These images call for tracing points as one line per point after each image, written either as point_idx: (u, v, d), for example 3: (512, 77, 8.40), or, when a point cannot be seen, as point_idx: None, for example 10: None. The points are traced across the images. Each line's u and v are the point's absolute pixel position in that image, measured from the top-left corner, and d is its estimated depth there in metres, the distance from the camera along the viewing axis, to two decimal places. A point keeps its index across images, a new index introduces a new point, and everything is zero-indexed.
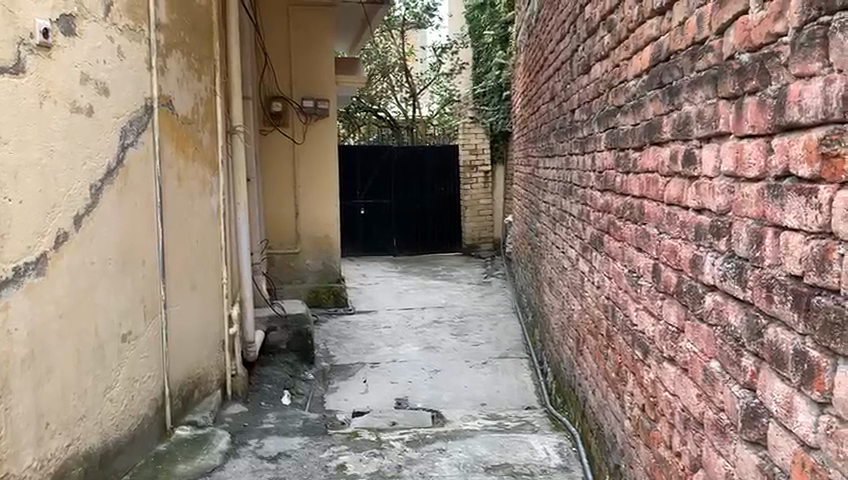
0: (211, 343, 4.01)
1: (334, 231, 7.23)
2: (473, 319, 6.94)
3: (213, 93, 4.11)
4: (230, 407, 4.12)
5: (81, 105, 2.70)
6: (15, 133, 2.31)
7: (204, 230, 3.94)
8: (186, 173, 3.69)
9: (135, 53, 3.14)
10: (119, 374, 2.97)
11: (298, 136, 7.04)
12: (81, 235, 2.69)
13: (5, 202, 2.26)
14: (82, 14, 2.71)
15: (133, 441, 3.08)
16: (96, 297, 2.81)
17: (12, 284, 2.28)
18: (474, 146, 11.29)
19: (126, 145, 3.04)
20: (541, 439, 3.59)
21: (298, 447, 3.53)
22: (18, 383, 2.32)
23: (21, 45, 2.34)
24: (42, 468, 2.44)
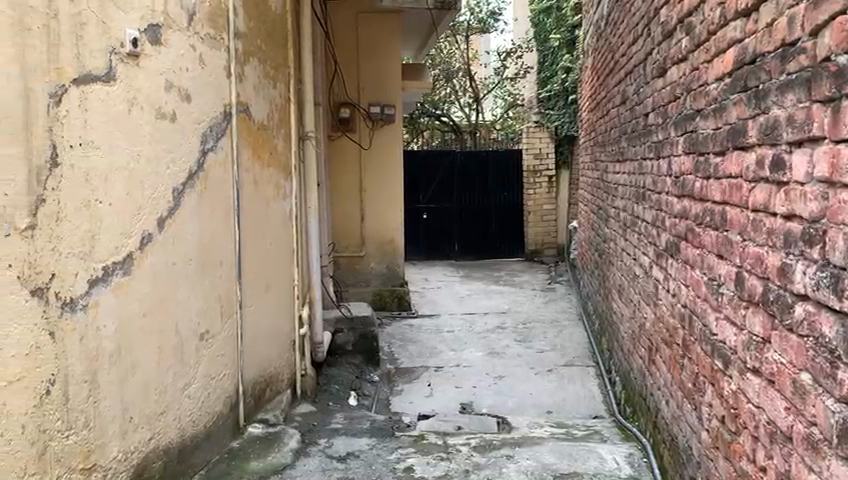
0: (282, 344, 4.10)
1: (399, 235, 7.28)
2: (538, 326, 6.88)
3: (288, 99, 4.21)
4: (299, 406, 4.20)
5: (166, 111, 2.81)
6: (106, 138, 2.42)
7: (277, 234, 4.03)
8: (261, 177, 3.78)
9: (216, 61, 3.24)
10: (197, 371, 3.07)
11: (364, 141, 7.12)
12: (164, 237, 2.79)
13: (97, 204, 2.38)
14: (167, 24, 2.81)
15: (208, 437, 3.17)
16: (177, 296, 2.91)
17: (101, 282, 2.40)
18: (539, 150, 11.19)
19: (206, 149, 3.14)
20: (610, 449, 3.53)
21: (366, 448, 3.56)
22: (106, 378, 2.43)
23: (112, 54, 2.45)
24: (126, 460, 2.55)
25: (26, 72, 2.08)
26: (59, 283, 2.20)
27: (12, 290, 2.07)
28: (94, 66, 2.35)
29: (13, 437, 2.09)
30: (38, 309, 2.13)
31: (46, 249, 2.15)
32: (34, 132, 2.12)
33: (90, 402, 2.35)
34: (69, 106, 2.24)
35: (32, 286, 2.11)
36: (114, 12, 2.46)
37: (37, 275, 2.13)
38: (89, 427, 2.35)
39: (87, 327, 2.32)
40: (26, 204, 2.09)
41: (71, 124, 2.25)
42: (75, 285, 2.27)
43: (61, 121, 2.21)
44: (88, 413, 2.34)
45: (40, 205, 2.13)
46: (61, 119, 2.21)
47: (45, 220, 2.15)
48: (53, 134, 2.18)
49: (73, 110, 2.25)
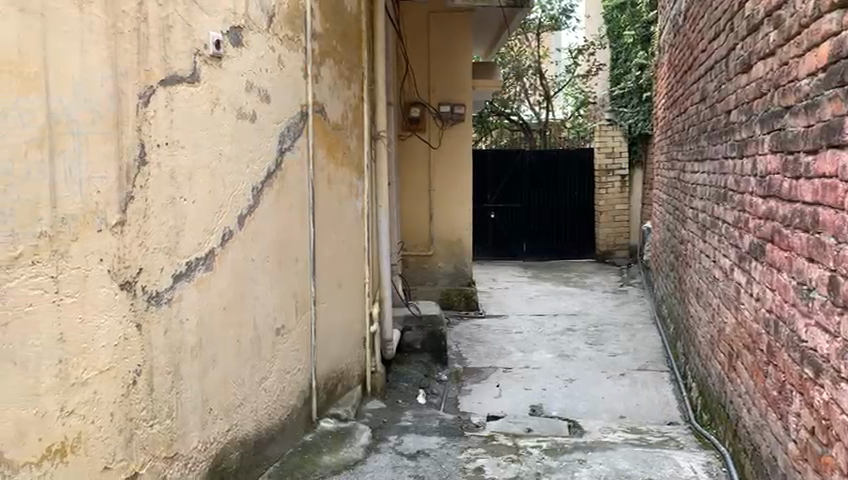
0: (353, 341, 4.16)
1: (467, 235, 7.25)
2: (609, 328, 6.75)
3: (361, 99, 4.26)
4: (369, 403, 4.25)
5: (246, 112, 2.88)
6: (191, 137, 2.50)
7: (350, 232, 4.08)
8: (335, 176, 3.84)
9: (294, 62, 3.31)
10: (273, 365, 3.15)
11: (434, 140, 7.14)
12: (243, 233, 2.87)
13: (182, 202, 2.46)
14: (248, 26, 2.89)
15: (282, 431, 3.24)
16: (255, 292, 2.98)
17: (184, 277, 2.49)
18: (611, 149, 10.93)
19: (284, 149, 3.21)
20: (687, 457, 3.42)
21: (436, 446, 3.57)
22: (188, 369, 2.52)
23: (196, 56, 2.53)
24: (205, 450, 2.64)
25: (118, 74, 2.13)
26: (145, 277, 2.28)
27: (105, 283, 2.09)
28: (180, 68, 2.44)
29: (103, 425, 2.10)
30: (126, 302, 2.19)
31: (135, 244, 2.22)
32: (125, 134, 2.18)
33: (173, 393, 2.44)
34: (157, 106, 2.32)
35: (122, 280, 2.16)
36: (199, 16, 2.54)
37: (125, 270, 2.18)
38: (172, 417, 2.44)
39: (170, 320, 2.41)
40: (116, 202, 2.14)
41: (158, 124, 2.33)
42: (160, 279, 2.35)
43: (149, 121, 2.29)
44: (171, 403, 2.43)
45: (129, 202, 2.20)
46: (149, 119, 2.29)
47: (134, 215, 2.22)
48: (141, 134, 2.25)
49: (160, 109, 2.34)
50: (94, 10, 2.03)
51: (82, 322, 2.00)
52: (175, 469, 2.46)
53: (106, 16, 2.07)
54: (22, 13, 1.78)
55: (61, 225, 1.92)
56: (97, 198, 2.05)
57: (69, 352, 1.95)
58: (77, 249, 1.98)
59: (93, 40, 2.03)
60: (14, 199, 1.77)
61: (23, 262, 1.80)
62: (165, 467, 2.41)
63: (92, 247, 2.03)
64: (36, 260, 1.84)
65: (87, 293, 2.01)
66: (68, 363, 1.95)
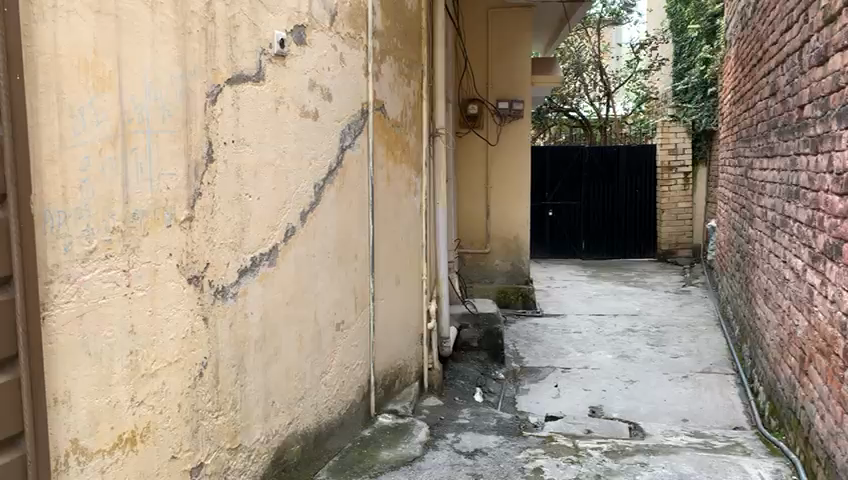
0: (411, 337, 4.17)
1: (525, 233, 7.18)
2: (672, 329, 6.59)
3: (421, 96, 4.26)
4: (427, 399, 4.26)
5: (309, 110, 2.92)
6: (255, 135, 2.55)
7: (408, 228, 4.09)
8: (394, 173, 3.86)
9: (355, 60, 3.33)
10: (333, 360, 3.18)
11: (492, 137, 7.10)
12: (305, 229, 2.91)
13: (247, 198, 2.51)
14: (312, 25, 2.92)
15: (342, 425, 3.28)
16: (316, 286, 3.02)
17: (249, 272, 2.54)
18: (673, 146, 10.66)
19: (345, 146, 3.24)
20: (755, 463, 3.32)
21: (494, 445, 3.55)
22: (252, 363, 2.57)
23: (262, 55, 2.57)
24: (267, 441, 2.69)
25: (187, 73, 2.19)
26: (212, 272, 2.34)
27: (174, 277, 2.15)
28: (245, 67, 2.48)
29: (171, 415, 2.17)
30: (194, 296, 2.25)
31: (202, 239, 2.29)
32: (193, 131, 2.23)
33: (237, 385, 2.49)
34: (223, 105, 2.37)
35: (189, 274, 2.22)
36: (264, 15, 2.59)
37: (192, 265, 2.24)
38: (236, 409, 2.49)
39: (236, 313, 2.47)
40: (185, 198, 2.19)
41: (224, 122, 2.38)
42: (226, 274, 2.41)
43: (216, 119, 2.34)
44: (235, 395, 2.48)
45: (197, 198, 2.25)
46: (216, 117, 2.34)
47: (201, 211, 2.27)
48: (208, 131, 2.30)
49: (226, 108, 2.39)
50: (165, 11, 2.08)
51: (152, 314, 2.06)
52: (239, 460, 2.52)
53: (176, 16, 2.12)
54: (98, 14, 1.83)
55: (133, 221, 1.98)
56: (166, 194, 2.11)
57: (139, 344, 2.01)
58: (148, 244, 2.04)
59: (164, 40, 2.08)
60: (90, 195, 1.82)
61: (98, 256, 1.86)
62: (229, 458, 2.47)
63: (162, 242, 2.10)
64: (109, 254, 1.90)
65: (156, 287, 2.07)
66: (138, 355, 2.01)
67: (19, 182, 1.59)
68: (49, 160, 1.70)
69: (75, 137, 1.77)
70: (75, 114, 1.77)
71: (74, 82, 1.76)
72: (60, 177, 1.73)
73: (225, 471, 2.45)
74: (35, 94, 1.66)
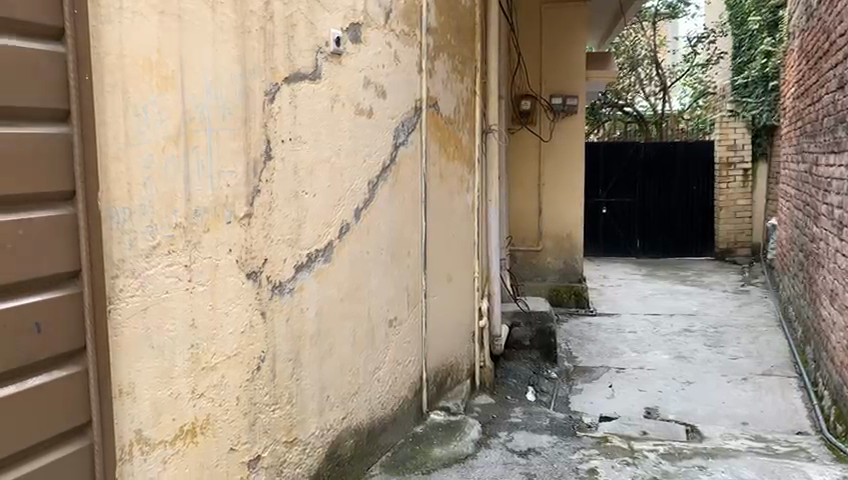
0: (462, 334, 4.16)
1: (578, 230, 7.09)
2: (730, 330, 6.42)
3: (474, 92, 4.24)
4: (478, 397, 4.25)
5: (364, 107, 2.94)
6: (312, 133, 2.58)
7: (460, 226, 4.08)
8: (447, 170, 3.85)
9: (410, 57, 3.33)
10: (385, 356, 3.20)
11: (545, 134, 7.02)
12: (360, 227, 2.93)
13: (303, 196, 2.55)
14: (367, 23, 2.94)
15: (395, 421, 3.30)
16: (370, 283, 3.04)
17: (306, 268, 2.57)
18: (732, 142, 10.43)
19: (398, 144, 3.25)
20: (820, 470, 3.21)
21: (547, 445, 3.51)
22: (308, 357, 2.61)
23: (319, 53, 2.60)
24: (322, 436, 2.73)
25: (246, 73, 2.22)
26: (270, 268, 2.37)
27: (233, 273, 2.19)
28: (303, 65, 2.51)
29: (230, 408, 2.21)
30: (252, 292, 2.29)
31: (261, 235, 2.32)
32: (253, 129, 2.27)
33: (293, 380, 2.53)
34: (281, 103, 2.41)
35: (248, 270, 2.26)
36: (321, 14, 2.61)
37: (251, 261, 2.28)
38: (292, 403, 2.53)
39: (293, 308, 2.50)
40: (244, 195, 2.23)
41: (282, 120, 2.41)
42: (283, 270, 2.45)
43: (274, 117, 2.37)
44: (292, 389, 2.52)
45: (256, 195, 2.29)
46: (274, 115, 2.37)
47: (259, 208, 2.31)
48: (267, 130, 2.34)
49: (284, 106, 2.42)
50: (225, 10, 2.12)
51: (213, 309, 2.11)
52: (294, 453, 2.56)
53: (235, 15, 2.16)
54: (161, 15, 1.87)
55: (194, 218, 2.03)
56: (226, 191, 2.16)
57: (199, 338, 2.05)
58: (208, 240, 2.08)
59: (224, 39, 2.12)
60: (153, 192, 1.87)
61: (161, 252, 1.90)
62: (285, 451, 2.51)
63: (222, 238, 2.14)
64: (172, 250, 1.94)
65: (216, 283, 2.12)
66: (198, 348, 2.05)
67: (87, 180, 1.64)
68: (115, 157, 1.75)
69: (138, 136, 1.81)
70: (138, 112, 1.81)
71: (137, 82, 1.80)
72: (125, 175, 1.78)
73: (281, 464, 2.49)
74: (101, 93, 1.70)
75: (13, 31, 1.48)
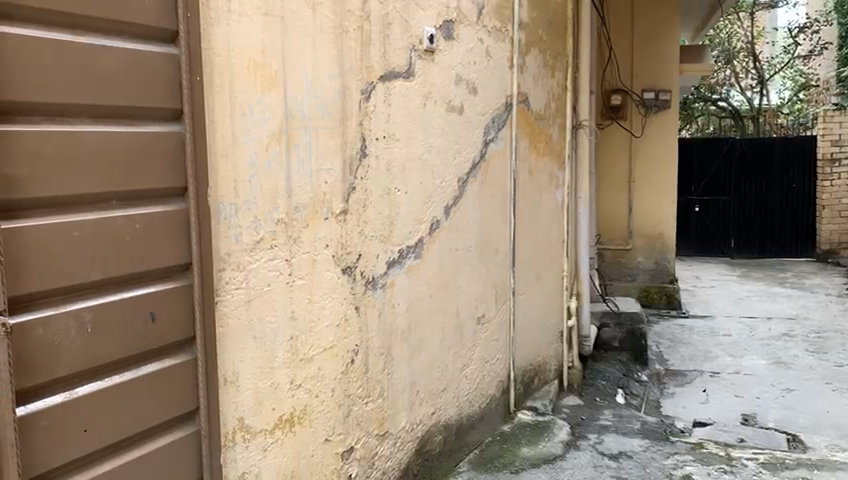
0: (550, 333, 4.11)
1: (669, 228, 6.89)
2: (835, 336, 6.07)
3: (565, 87, 4.17)
4: (566, 398, 4.19)
5: (455, 104, 2.94)
6: (405, 130, 2.60)
7: (549, 224, 4.03)
8: (537, 166, 3.81)
9: (501, 53, 3.31)
10: (473, 354, 3.20)
11: (636, 129, 6.84)
12: (449, 224, 2.94)
13: (396, 192, 2.57)
14: (460, 19, 2.94)
15: (482, 419, 3.30)
16: (459, 280, 3.05)
17: (397, 264, 2.60)
18: (836, 136, 9.88)
19: (489, 140, 3.23)
20: None
21: (639, 449, 3.42)
22: (398, 352, 2.63)
23: (412, 51, 2.61)
24: (412, 431, 2.75)
25: (344, 72, 2.26)
26: (364, 263, 2.41)
27: (329, 267, 2.24)
28: (397, 64, 2.54)
29: (325, 399, 2.26)
30: (347, 286, 2.33)
31: (355, 231, 2.37)
32: (349, 128, 2.31)
33: (385, 374, 2.56)
34: (376, 102, 2.44)
35: (343, 265, 2.31)
36: (416, 12, 2.63)
37: (346, 256, 2.32)
38: (383, 396, 2.56)
39: (384, 304, 2.54)
40: (340, 192, 2.28)
41: (377, 118, 2.45)
42: (376, 265, 2.48)
43: (369, 115, 2.41)
44: (383, 383, 2.55)
45: (351, 191, 2.33)
46: (369, 114, 2.41)
47: (355, 205, 2.35)
48: (363, 129, 2.38)
49: (379, 104, 2.45)
50: (325, 10, 2.16)
51: (310, 302, 2.16)
52: (385, 446, 2.59)
53: (334, 15, 2.20)
54: (265, 16, 1.92)
55: (295, 214, 2.08)
56: (324, 188, 2.20)
57: (298, 330, 2.11)
58: (307, 236, 2.14)
59: (324, 40, 2.16)
60: (257, 188, 1.93)
61: (264, 247, 1.96)
62: (377, 443, 2.55)
63: (320, 234, 2.19)
64: (274, 245, 2.00)
65: (314, 276, 2.17)
66: (296, 340, 2.11)
67: (198, 176, 1.71)
68: (223, 155, 1.82)
69: (244, 134, 1.88)
70: (244, 111, 1.88)
71: (242, 82, 1.86)
72: (232, 173, 1.85)
73: (373, 456, 2.52)
74: (210, 93, 1.77)
75: (131, 33, 1.55)
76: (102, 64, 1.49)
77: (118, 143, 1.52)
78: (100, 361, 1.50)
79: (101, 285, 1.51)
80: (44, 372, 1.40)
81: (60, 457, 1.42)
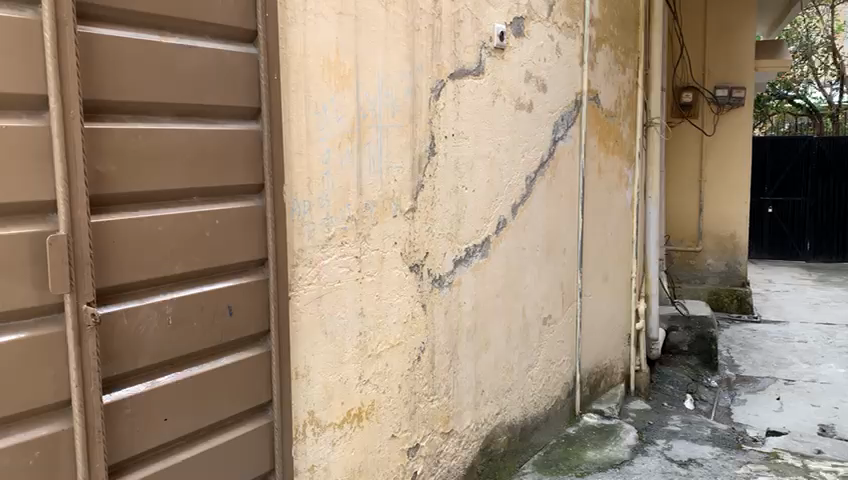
0: (617, 336, 4.03)
1: (742, 229, 6.67)
2: None
3: (636, 84, 4.09)
4: (633, 402, 4.10)
5: (524, 102, 2.91)
6: (473, 128, 2.59)
7: (618, 224, 3.95)
8: (606, 164, 3.74)
9: (571, 50, 3.26)
10: (539, 355, 3.16)
11: (708, 127, 6.64)
12: (516, 223, 2.91)
13: (464, 191, 2.57)
14: (530, 16, 2.91)
15: (547, 420, 3.28)
16: (526, 280, 3.02)
17: (464, 262, 2.59)
18: None
19: (557, 138, 3.19)
20: None
21: (709, 456, 3.32)
22: (464, 351, 2.63)
23: (482, 49, 2.60)
24: (477, 430, 2.75)
25: (414, 71, 2.27)
26: (431, 260, 2.42)
27: (397, 265, 2.25)
28: (467, 61, 2.53)
29: (392, 396, 2.27)
30: (414, 284, 2.34)
31: (423, 229, 2.37)
32: (419, 126, 2.32)
33: (450, 372, 2.56)
34: (446, 100, 2.44)
35: (411, 263, 2.32)
36: (487, 9, 2.61)
37: (415, 253, 2.33)
38: (448, 395, 2.56)
39: (451, 302, 2.53)
40: (409, 190, 2.29)
41: (446, 116, 2.45)
42: (443, 263, 2.48)
43: (439, 114, 2.41)
44: (448, 382, 2.55)
45: (420, 189, 2.34)
46: (439, 112, 2.41)
47: (423, 203, 2.36)
48: (432, 127, 2.38)
49: (449, 102, 2.45)
50: (397, 9, 2.17)
51: (378, 299, 2.17)
52: (450, 444, 2.59)
53: (406, 14, 2.21)
54: (340, 15, 1.94)
55: (366, 211, 2.10)
56: (394, 186, 2.22)
57: (367, 327, 2.13)
58: (377, 233, 2.15)
59: (396, 38, 2.17)
60: (329, 186, 1.96)
61: (335, 243, 1.99)
62: (442, 441, 2.54)
63: (389, 231, 2.20)
64: (345, 241, 2.02)
65: (383, 273, 2.19)
66: (365, 336, 2.13)
67: (274, 173, 1.74)
68: (298, 153, 1.85)
69: (318, 132, 1.91)
70: (319, 110, 1.90)
71: (317, 81, 1.89)
72: (305, 170, 1.87)
73: (438, 454, 2.52)
74: (287, 92, 1.80)
75: (212, 34, 1.59)
76: (185, 63, 1.53)
77: (200, 141, 1.57)
78: (181, 353, 1.55)
79: (183, 279, 1.55)
80: (128, 362, 1.45)
81: (143, 445, 1.48)
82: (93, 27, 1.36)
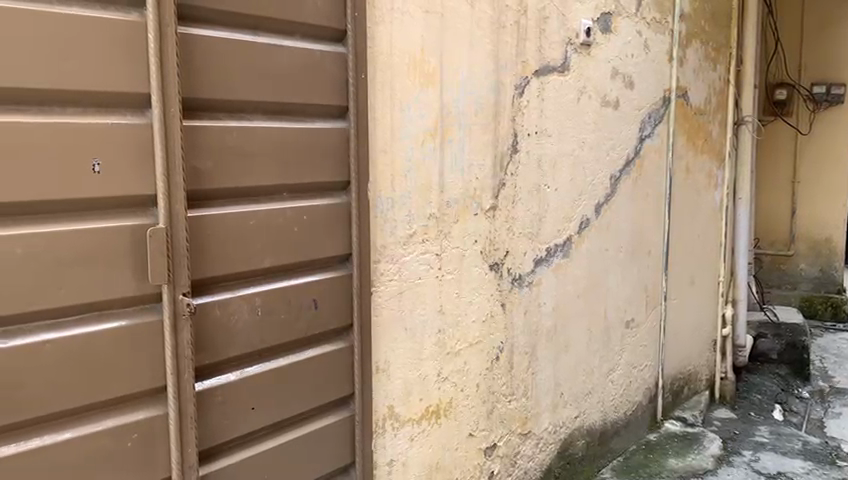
0: (702, 341, 3.90)
1: (839, 233, 6.36)
2: None
3: (727, 81, 3.93)
4: (718, 411, 3.96)
5: (610, 99, 2.85)
6: (557, 127, 2.56)
7: (705, 225, 3.81)
8: (694, 164, 3.62)
9: (659, 46, 3.17)
10: (621, 358, 3.10)
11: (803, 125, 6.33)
12: (600, 223, 2.86)
13: (546, 190, 2.54)
14: (618, 11, 2.84)
15: (627, 425, 3.20)
16: (609, 281, 2.96)
17: (545, 262, 2.56)
18: None
19: (644, 136, 3.11)
20: None
21: (800, 471, 3.17)
22: (543, 352, 2.60)
23: (567, 45, 2.56)
24: (555, 432, 2.71)
25: (499, 68, 2.26)
26: (511, 260, 2.40)
27: (478, 264, 2.25)
28: (553, 58, 2.50)
29: (470, 394, 2.27)
30: (494, 283, 2.33)
31: (504, 229, 2.36)
32: (502, 123, 2.30)
33: (529, 373, 2.53)
34: (531, 97, 2.42)
35: (491, 261, 2.30)
36: (574, 6, 2.57)
37: (495, 252, 2.32)
38: (527, 396, 2.53)
39: (531, 301, 2.51)
40: (491, 188, 2.27)
41: (530, 114, 2.42)
42: (523, 263, 2.46)
43: (523, 111, 2.39)
44: (527, 383, 2.53)
45: (502, 188, 2.32)
46: (522, 109, 2.39)
47: (504, 201, 2.34)
48: (515, 125, 2.36)
49: (533, 100, 2.43)
50: (483, 7, 2.16)
51: (458, 297, 2.18)
52: (528, 446, 2.57)
53: (493, 11, 2.20)
54: (426, 14, 1.95)
55: (447, 207, 2.11)
56: (475, 183, 2.21)
57: (446, 324, 2.13)
58: (458, 231, 2.15)
59: (481, 35, 2.17)
60: (412, 182, 1.97)
61: (417, 240, 2.00)
62: (519, 442, 2.52)
63: (470, 229, 2.20)
64: (426, 238, 2.03)
65: (463, 271, 2.19)
66: (445, 334, 2.13)
67: (360, 170, 1.77)
68: (383, 150, 1.87)
69: (402, 130, 1.92)
70: (404, 107, 1.92)
71: (403, 79, 1.90)
72: (389, 167, 1.89)
73: (515, 455, 2.51)
74: (373, 90, 1.82)
75: (304, 33, 1.63)
76: (278, 62, 1.57)
77: (290, 137, 1.60)
78: (268, 345, 1.59)
79: (271, 272, 1.59)
80: (220, 351, 1.50)
81: (232, 433, 1.53)
82: (193, 28, 1.42)
